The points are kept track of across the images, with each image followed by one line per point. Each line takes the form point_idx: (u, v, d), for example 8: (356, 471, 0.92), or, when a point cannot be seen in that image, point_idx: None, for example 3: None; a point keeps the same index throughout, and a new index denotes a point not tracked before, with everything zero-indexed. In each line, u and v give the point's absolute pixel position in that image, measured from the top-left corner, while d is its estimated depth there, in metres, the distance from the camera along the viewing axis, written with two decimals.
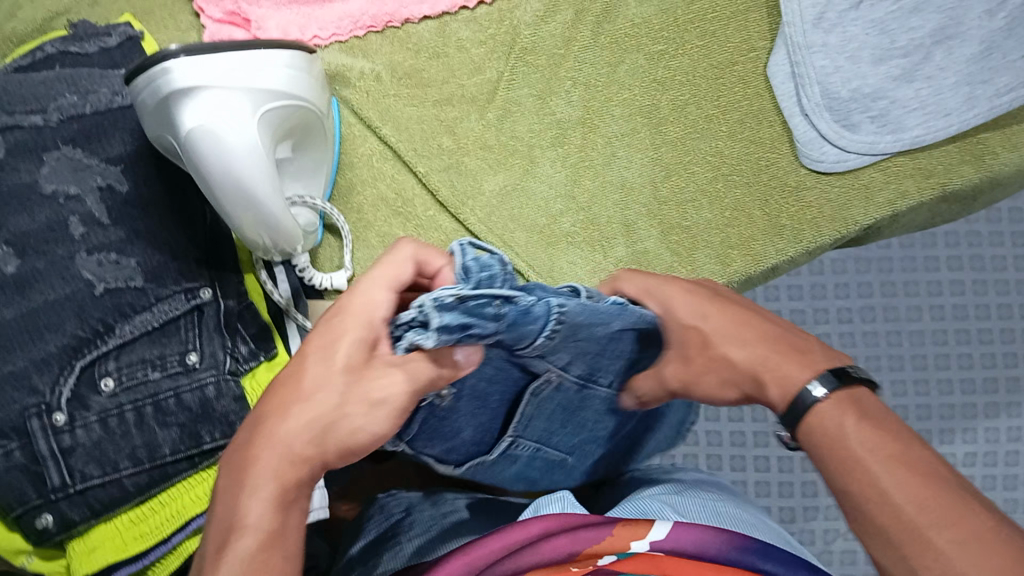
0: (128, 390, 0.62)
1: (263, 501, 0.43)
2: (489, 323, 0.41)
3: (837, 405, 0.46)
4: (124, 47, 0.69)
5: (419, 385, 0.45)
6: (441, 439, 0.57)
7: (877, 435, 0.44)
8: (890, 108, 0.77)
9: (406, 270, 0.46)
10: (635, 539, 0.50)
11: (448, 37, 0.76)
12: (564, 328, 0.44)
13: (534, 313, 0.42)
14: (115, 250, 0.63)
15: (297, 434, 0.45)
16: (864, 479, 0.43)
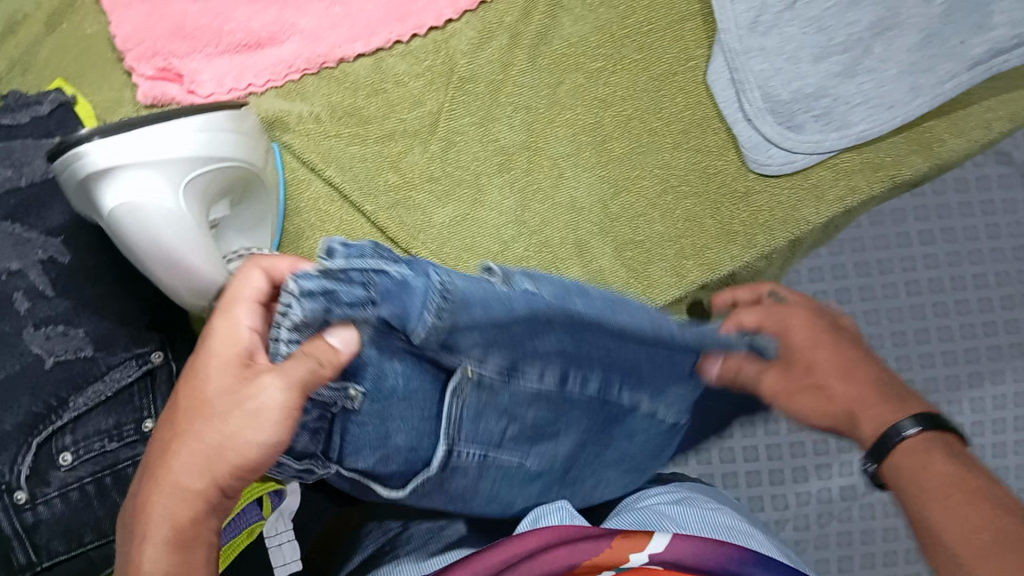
0: (86, 462, 0.62)
1: (156, 546, 0.45)
2: (356, 291, 0.43)
3: (916, 447, 0.49)
4: (57, 114, 0.69)
5: (294, 384, 0.46)
6: (373, 447, 0.54)
7: (959, 476, 0.47)
8: (833, 105, 0.77)
9: (259, 283, 0.49)
10: (635, 551, 0.49)
11: (385, 72, 0.76)
12: (453, 311, 0.43)
13: (410, 286, 0.43)
14: (63, 322, 0.63)
15: (182, 467, 0.46)
16: (941, 511, 0.46)
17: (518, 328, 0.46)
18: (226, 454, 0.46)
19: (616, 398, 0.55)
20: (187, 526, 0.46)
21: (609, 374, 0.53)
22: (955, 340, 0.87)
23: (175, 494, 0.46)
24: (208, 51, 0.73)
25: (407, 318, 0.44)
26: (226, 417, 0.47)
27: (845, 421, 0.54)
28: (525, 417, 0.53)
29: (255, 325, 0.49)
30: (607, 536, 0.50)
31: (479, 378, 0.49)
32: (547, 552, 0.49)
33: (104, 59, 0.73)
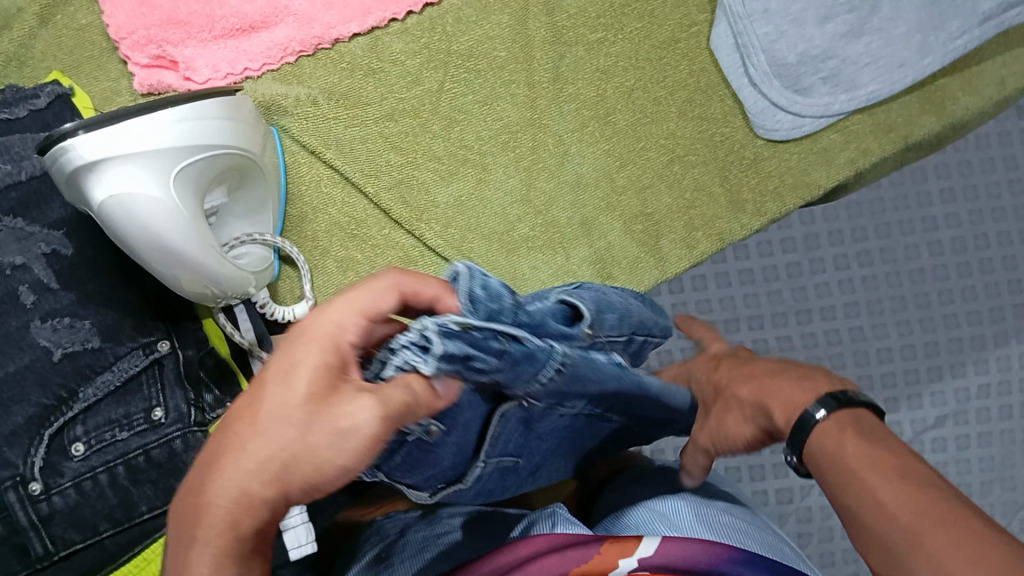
0: (99, 452, 0.62)
1: (216, 558, 0.35)
2: (492, 357, 0.39)
3: (830, 428, 0.44)
4: (54, 106, 0.69)
5: (392, 414, 0.38)
6: (423, 468, 0.51)
7: (873, 452, 0.42)
8: (841, 66, 0.75)
9: (386, 302, 0.41)
10: (623, 556, 0.46)
11: (382, 51, 0.75)
12: (563, 375, 0.44)
13: (536, 356, 0.41)
14: (68, 314, 0.63)
15: (251, 473, 0.36)
16: (861, 492, 0.41)
17: (568, 388, 0.46)
18: (304, 465, 0.37)
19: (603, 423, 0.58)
20: (245, 544, 0.36)
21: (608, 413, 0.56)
22: (956, 303, 0.89)
23: (236, 501, 0.36)
24: (202, 37, 0.72)
25: (517, 379, 0.42)
26: (319, 422, 0.37)
27: (761, 415, 0.50)
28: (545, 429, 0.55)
29: (357, 337, 0.40)
30: (595, 542, 0.47)
31: (533, 412, 0.51)
32: (533, 563, 0.47)
33: (99, 49, 0.73)
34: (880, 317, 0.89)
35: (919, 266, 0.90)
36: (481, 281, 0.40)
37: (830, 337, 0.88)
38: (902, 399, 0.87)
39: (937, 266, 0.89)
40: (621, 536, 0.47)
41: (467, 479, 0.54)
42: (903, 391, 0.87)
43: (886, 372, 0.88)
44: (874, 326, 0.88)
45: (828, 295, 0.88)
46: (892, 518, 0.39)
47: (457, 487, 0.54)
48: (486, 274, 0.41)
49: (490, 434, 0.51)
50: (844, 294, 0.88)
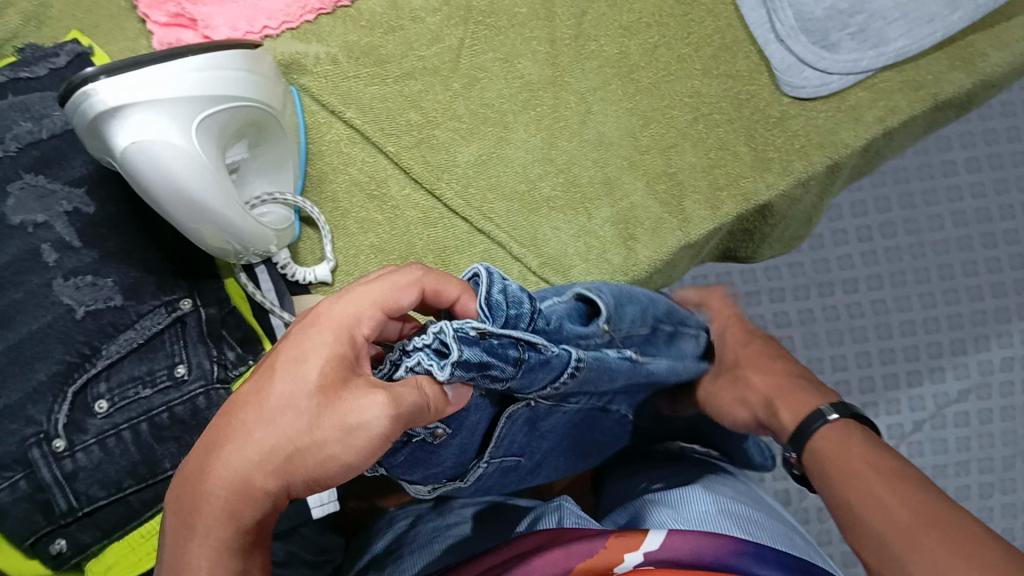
0: (122, 409, 0.62)
1: (209, 546, 0.38)
2: (509, 366, 0.41)
3: (834, 430, 0.49)
4: (74, 65, 0.69)
5: (403, 416, 0.39)
6: (425, 467, 0.50)
7: (877, 455, 0.46)
8: (869, 22, 0.74)
9: (403, 299, 0.44)
10: (628, 550, 0.49)
11: (402, 9, 0.74)
12: (575, 376, 0.46)
13: (551, 362, 0.43)
14: (91, 272, 0.63)
15: (256, 462, 0.39)
16: (856, 489, 0.44)
17: (581, 383, 0.48)
18: (309, 458, 0.40)
19: (613, 409, 0.60)
20: (245, 531, 0.39)
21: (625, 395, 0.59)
22: (981, 275, 0.92)
23: (237, 489, 0.39)
24: None
25: (530, 384, 0.44)
26: (324, 417, 0.40)
27: (766, 411, 0.56)
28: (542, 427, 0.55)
29: (370, 331, 0.43)
30: (600, 537, 0.50)
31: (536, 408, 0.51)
32: (536, 558, 0.50)
33: (117, 8, 0.72)
34: (903, 289, 0.92)
35: (943, 238, 0.93)
36: (501, 286, 0.42)
37: (851, 309, 0.91)
38: (925, 372, 0.91)
39: (955, 251, 0.92)
40: (628, 531, 0.50)
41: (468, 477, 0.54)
42: (924, 364, 0.91)
43: (909, 344, 0.91)
44: (897, 299, 0.92)
45: (850, 267, 0.92)
46: (879, 511, 0.42)
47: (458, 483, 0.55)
48: (505, 279, 0.43)
49: (496, 435, 0.51)
50: (867, 266, 0.92)
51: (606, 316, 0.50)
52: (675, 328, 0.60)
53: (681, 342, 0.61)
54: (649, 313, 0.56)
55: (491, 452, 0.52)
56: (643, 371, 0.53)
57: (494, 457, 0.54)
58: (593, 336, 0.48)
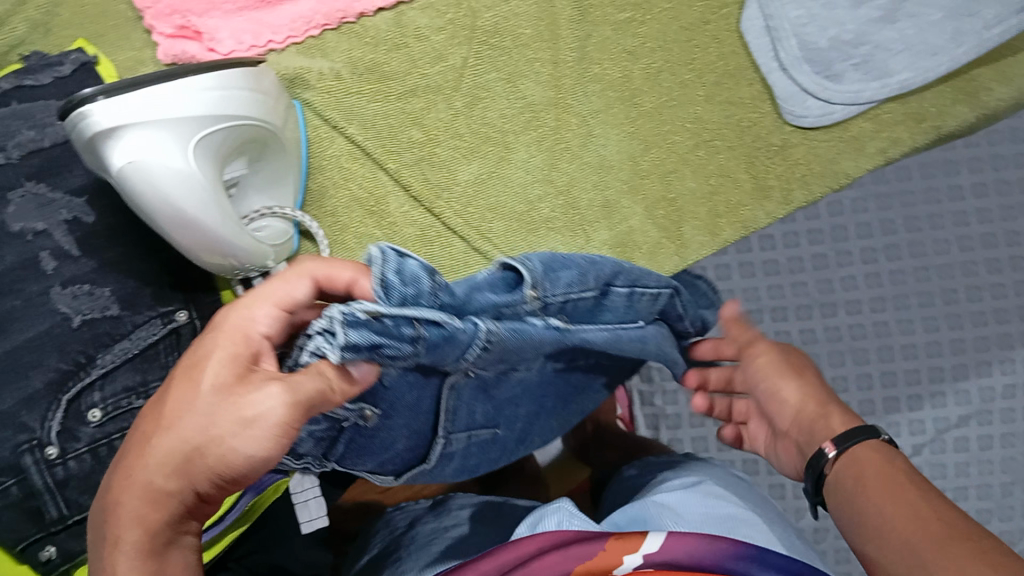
0: (114, 419, 0.62)
1: (127, 553, 0.40)
2: (404, 344, 0.38)
3: (870, 451, 0.48)
4: (79, 75, 0.69)
5: (302, 400, 0.39)
6: (374, 454, 0.52)
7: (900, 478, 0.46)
8: (873, 53, 0.74)
9: (298, 291, 0.44)
10: (628, 552, 0.48)
11: (406, 26, 0.74)
12: (492, 349, 0.42)
13: (455, 337, 0.40)
14: (88, 281, 0.64)
15: (156, 467, 0.41)
16: (887, 497, 0.45)
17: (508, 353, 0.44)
18: (209, 454, 0.40)
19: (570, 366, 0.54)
20: (159, 532, 0.40)
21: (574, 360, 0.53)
22: (985, 301, 0.88)
23: (146, 497, 0.40)
24: (226, 8, 0.72)
25: (440, 358, 0.42)
26: (218, 418, 0.40)
27: (813, 417, 0.53)
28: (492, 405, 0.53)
29: (272, 331, 0.43)
30: (599, 538, 0.49)
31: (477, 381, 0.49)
32: (537, 560, 0.48)
33: (124, 18, 0.73)
34: (906, 313, 0.88)
35: (947, 262, 0.89)
36: (396, 266, 0.38)
37: (852, 331, 0.88)
38: (925, 398, 0.87)
39: (959, 275, 0.88)
40: (626, 532, 0.49)
41: (431, 458, 0.54)
42: (926, 389, 0.87)
43: (911, 368, 0.88)
44: (901, 321, 0.88)
45: (853, 288, 0.89)
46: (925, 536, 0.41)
47: (421, 468, 0.55)
48: (404, 255, 0.39)
49: (443, 409, 0.50)
50: (870, 288, 0.89)
51: (534, 284, 0.43)
52: (637, 287, 0.50)
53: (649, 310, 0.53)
54: (594, 279, 0.47)
55: (443, 429, 0.51)
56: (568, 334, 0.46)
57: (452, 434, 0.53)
58: (513, 307, 0.43)
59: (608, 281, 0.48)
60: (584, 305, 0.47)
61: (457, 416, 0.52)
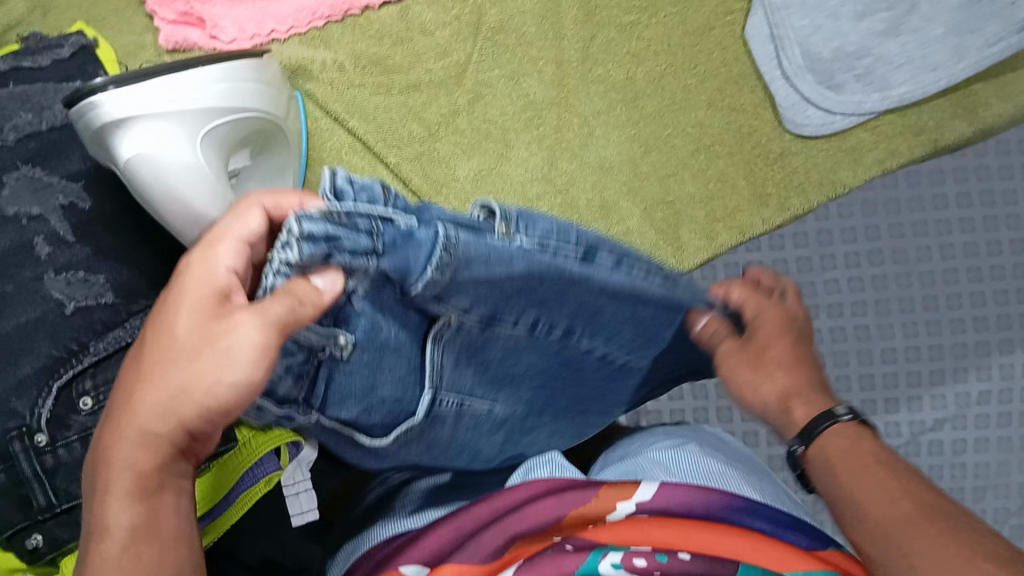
0: (107, 408, 0.61)
1: (122, 497, 0.41)
2: (360, 240, 0.40)
3: (844, 430, 0.48)
4: (78, 58, 0.68)
5: (276, 320, 0.40)
6: (358, 398, 0.49)
7: (869, 460, 0.46)
8: (875, 65, 0.75)
9: (255, 223, 0.44)
10: (620, 500, 0.52)
11: (411, 20, 0.74)
12: (454, 261, 0.41)
13: (416, 238, 0.41)
14: (84, 268, 0.63)
15: (143, 412, 0.42)
16: (864, 484, 0.45)
17: (512, 285, 0.45)
18: (193, 393, 0.42)
19: (574, 339, 0.52)
20: (149, 474, 0.41)
21: (574, 322, 0.50)
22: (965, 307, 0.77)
23: (137, 443, 0.42)
24: None
25: (404, 273, 0.42)
26: (196, 356, 0.42)
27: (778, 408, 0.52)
28: (489, 361, 0.52)
29: (236, 265, 0.44)
30: (593, 487, 0.53)
31: (459, 326, 0.48)
32: (531, 504, 0.52)
33: (124, 3, 0.72)
34: None
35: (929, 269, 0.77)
36: (346, 177, 0.40)
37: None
38: (902, 401, 0.76)
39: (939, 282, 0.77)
40: (620, 483, 0.53)
41: (421, 411, 0.51)
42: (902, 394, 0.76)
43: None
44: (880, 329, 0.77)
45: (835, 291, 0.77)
46: (895, 523, 0.42)
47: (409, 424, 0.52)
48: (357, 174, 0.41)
49: (427, 359, 0.49)
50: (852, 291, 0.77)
51: (505, 219, 0.43)
52: (627, 257, 0.47)
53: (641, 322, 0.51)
54: (574, 236, 0.45)
55: (432, 379, 0.50)
56: (540, 260, 0.44)
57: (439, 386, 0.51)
58: (480, 230, 0.42)
59: (591, 244, 0.46)
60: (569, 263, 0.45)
61: (444, 367, 0.50)
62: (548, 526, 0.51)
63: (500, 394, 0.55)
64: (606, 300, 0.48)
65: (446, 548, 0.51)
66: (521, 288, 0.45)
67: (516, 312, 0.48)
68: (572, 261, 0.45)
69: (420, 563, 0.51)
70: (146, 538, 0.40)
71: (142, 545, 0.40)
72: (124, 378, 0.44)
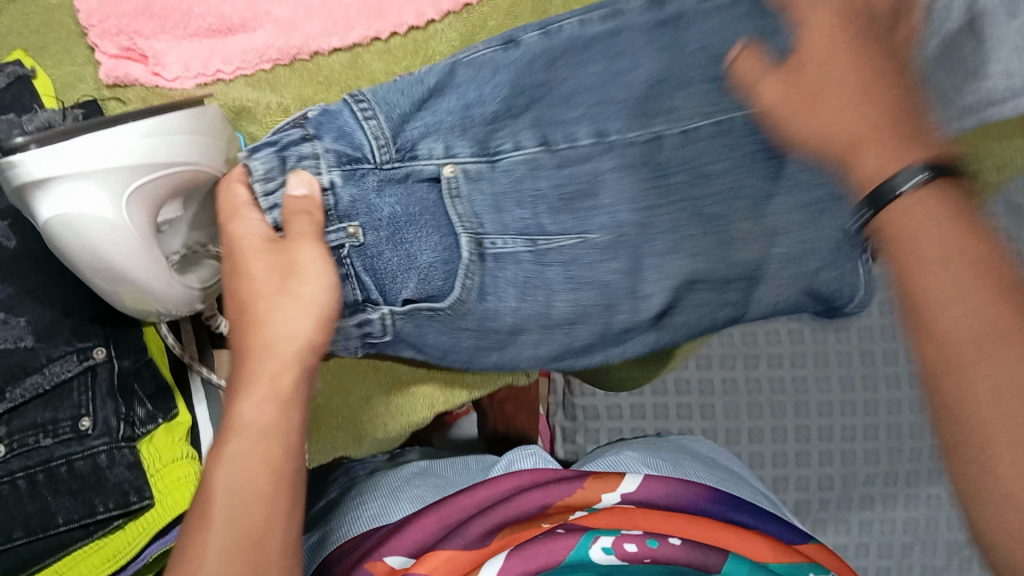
0: (20, 456, 0.59)
1: (259, 397, 0.49)
2: (292, 133, 0.57)
3: (924, 205, 0.40)
4: (14, 87, 0.66)
5: (295, 211, 0.55)
6: (407, 265, 0.62)
7: (957, 237, 0.39)
8: None
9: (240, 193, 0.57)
10: (604, 492, 0.67)
11: (360, 69, 0.73)
12: (365, 104, 0.59)
13: (331, 111, 0.59)
14: (4, 309, 0.61)
15: (275, 331, 0.51)
16: (954, 299, 0.38)
17: (455, 104, 0.62)
18: (290, 309, 0.52)
19: (609, 138, 0.65)
20: (279, 389, 0.50)
21: (607, 121, 0.64)
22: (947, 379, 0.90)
23: (270, 356, 0.51)
24: (176, 33, 0.70)
25: (343, 136, 0.58)
26: (286, 286, 0.53)
27: (847, 147, 0.45)
28: (541, 191, 0.65)
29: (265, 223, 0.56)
30: (578, 480, 0.67)
31: (465, 171, 0.63)
32: (520, 496, 0.66)
33: (68, 31, 0.70)
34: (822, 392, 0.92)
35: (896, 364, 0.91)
36: None
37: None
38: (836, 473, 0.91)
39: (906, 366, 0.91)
40: (604, 477, 0.68)
41: (463, 247, 0.63)
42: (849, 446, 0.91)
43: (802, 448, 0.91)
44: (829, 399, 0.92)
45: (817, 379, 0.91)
46: (959, 344, 0.37)
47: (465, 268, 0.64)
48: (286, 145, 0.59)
49: (463, 195, 0.63)
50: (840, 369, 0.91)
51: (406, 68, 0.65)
52: (547, 24, 0.63)
53: (665, 88, 0.64)
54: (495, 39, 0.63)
55: (460, 226, 0.63)
56: (473, 62, 0.62)
57: (477, 234, 0.64)
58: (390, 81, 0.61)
59: (510, 35, 0.62)
60: (488, 53, 0.62)
61: (476, 208, 0.64)
62: (528, 514, 0.66)
63: (584, 217, 0.66)
64: (591, 80, 0.63)
65: (441, 529, 0.64)
66: (472, 104, 0.62)
67: (507, 138, 0.64)
68: (483, 53, 0.63)
69: (405, 553, 0.63)
70: (274, 434, 0.48)
71: (267, 442, 0.48)
72: (234, 330, 0.53)
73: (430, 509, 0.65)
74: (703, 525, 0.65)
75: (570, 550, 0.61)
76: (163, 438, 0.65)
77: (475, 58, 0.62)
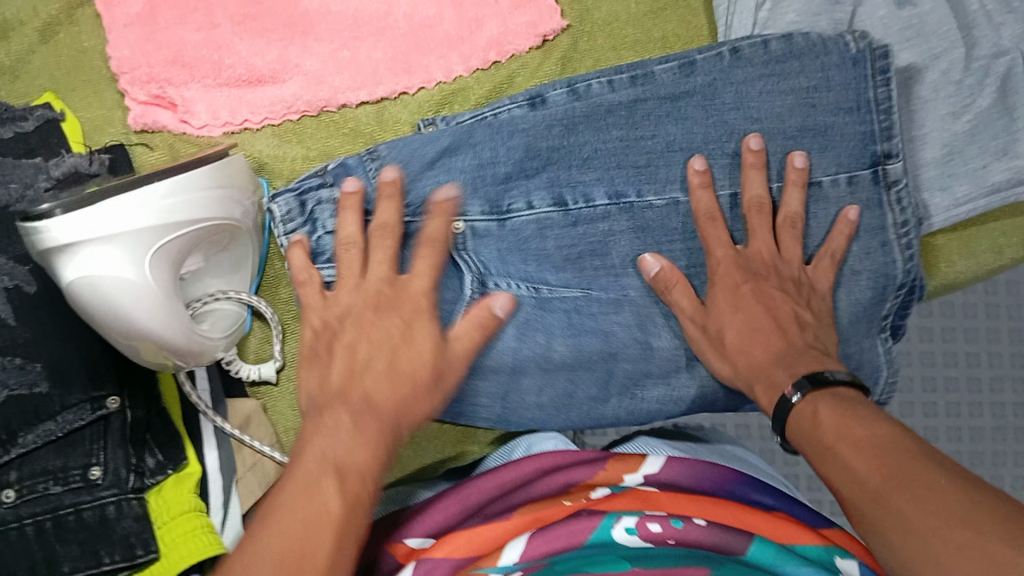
0: (29, 502, 0.59)
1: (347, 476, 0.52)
2: (313, 184, 0.65)
3: (806, 406, 0.58)
4: (42, 130, 0.67)
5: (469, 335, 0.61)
6: None
7: (839, 417, 0.54)
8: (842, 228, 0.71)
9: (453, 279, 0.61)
10: (628, 471, 0.67)
11: (385, 121, 0.73)
12: (384, 156, 0.66)
13: (348, 164, 0.65)
14: (21, 353, 0.61)
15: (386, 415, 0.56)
16: (841, 469, 0.52)
17: (470, 162, 0.67)
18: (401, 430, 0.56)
19: (625, 199, 0.70)
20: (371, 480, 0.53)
21: (618, 182, 0.69)
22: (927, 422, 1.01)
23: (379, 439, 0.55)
24: (206, 82, 0.70)
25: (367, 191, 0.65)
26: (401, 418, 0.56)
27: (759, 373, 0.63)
28: (548, 251, 0.69)
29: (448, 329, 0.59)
30: (600, 461, 0.68)
31: (473, 228, 0.68)
32: (543, 476, 0.68)
33: (99, 75, 0.71)
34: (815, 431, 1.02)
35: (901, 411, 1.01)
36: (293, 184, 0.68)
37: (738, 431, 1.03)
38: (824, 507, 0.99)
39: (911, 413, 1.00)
40: (626, 457, 0.68)
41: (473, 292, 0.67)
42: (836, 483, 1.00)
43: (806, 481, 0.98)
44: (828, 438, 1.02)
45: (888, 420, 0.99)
46: (859, 493, 0.50)
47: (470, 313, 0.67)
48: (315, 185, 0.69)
49: (467, 248, 0.67)
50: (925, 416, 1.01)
51: (430, 121, 0.70)
52: (574, 83, 0.70)
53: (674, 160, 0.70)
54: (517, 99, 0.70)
55: (472, 276, 0.67)
56: (496, 123, 0.69)
57: (484, 279, 0.68)
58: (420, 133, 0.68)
59: (537, 95, 0.70)
60: (517, 112, 0.69)
61: (483, 258, 0.68)
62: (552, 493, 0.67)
63: (588, 276, 0.70)
64: (613, 144, 0.70)
65: (468, 506, 0.66)
66: (487, 164, 0.68)
67: (516, 197, 0.68)
68: (514, 114, 0.69)
69: (424, 535, 0.64)
70: (353, 504, 0.52)
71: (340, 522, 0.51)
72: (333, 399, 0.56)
73: (450, 492, 0.66)
74: (726, 507, 0.64)
75: (591, 531, 0.61)
76: (173, 488, 0.64)
77: (500, 116, 0.69)
